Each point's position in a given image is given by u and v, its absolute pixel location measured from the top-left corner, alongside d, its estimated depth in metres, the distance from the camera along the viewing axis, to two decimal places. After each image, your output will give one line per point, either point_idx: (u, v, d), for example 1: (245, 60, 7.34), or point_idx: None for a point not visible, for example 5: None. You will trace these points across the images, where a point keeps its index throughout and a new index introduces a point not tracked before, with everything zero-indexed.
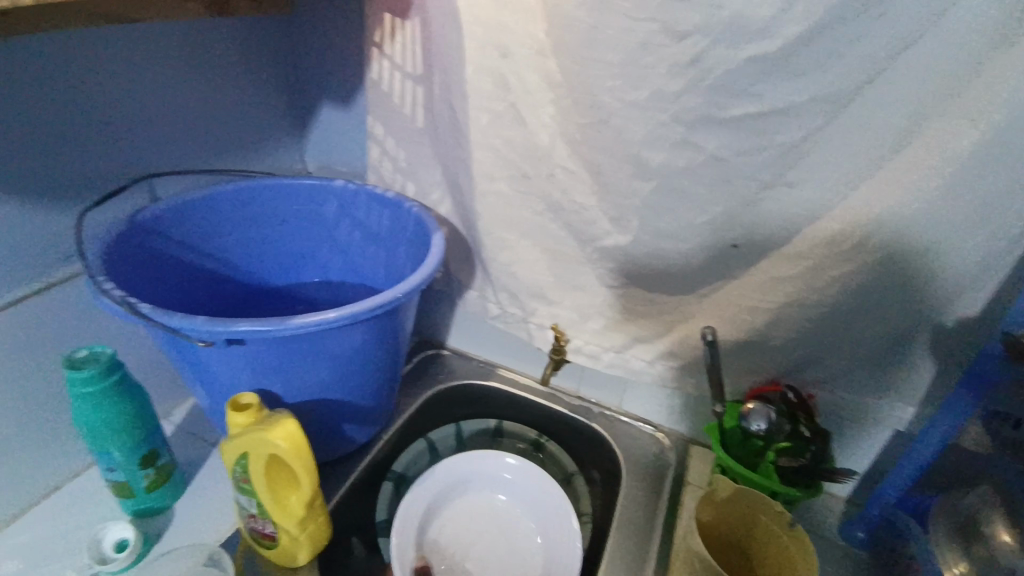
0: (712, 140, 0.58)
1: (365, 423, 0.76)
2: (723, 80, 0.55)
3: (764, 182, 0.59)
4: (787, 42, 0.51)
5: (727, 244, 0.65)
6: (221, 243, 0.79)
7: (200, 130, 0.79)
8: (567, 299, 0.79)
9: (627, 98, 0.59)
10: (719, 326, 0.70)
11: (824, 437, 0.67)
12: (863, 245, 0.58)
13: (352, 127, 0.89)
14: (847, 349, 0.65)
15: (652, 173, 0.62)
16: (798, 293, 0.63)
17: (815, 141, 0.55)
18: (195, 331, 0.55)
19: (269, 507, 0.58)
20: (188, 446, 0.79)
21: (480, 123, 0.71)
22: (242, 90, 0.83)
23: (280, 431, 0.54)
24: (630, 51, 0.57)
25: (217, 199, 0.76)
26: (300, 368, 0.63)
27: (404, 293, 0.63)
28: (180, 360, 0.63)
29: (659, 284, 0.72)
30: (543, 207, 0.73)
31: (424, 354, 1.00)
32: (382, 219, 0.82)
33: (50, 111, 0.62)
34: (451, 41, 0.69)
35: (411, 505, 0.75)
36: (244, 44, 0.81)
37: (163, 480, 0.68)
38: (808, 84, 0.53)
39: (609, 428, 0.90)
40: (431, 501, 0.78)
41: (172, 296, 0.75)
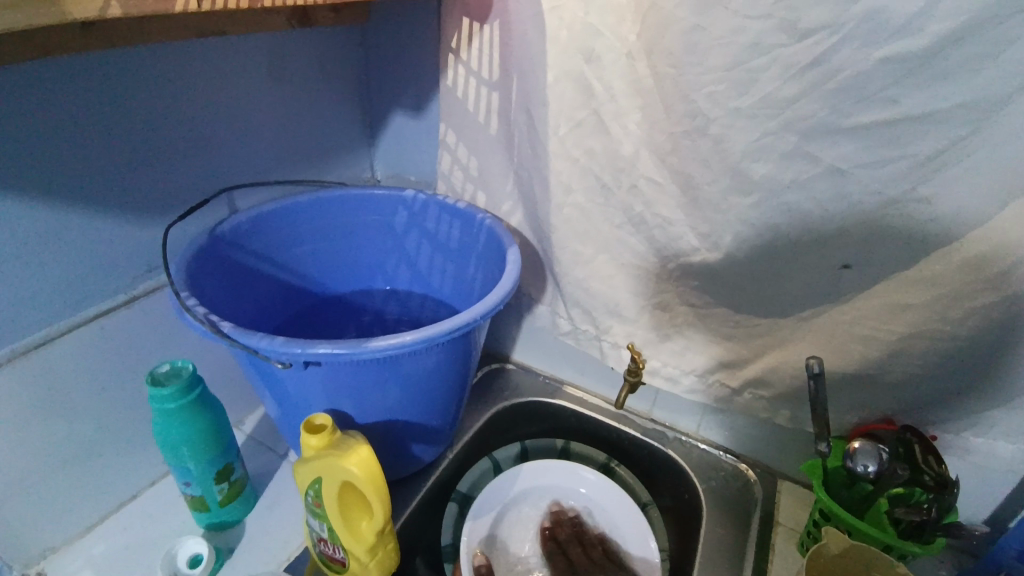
0: (831, 150, 0.52)
1: (432, 442, 0.73)
2: (850, 83, 0.49)
3: (889, 197, 0.52)
4: (934, 39, 0.45)
5: (836, 265, 0.58)
6: (294, 255, 0.79)
7: (277, 142, 0.79)
8: (644, 317, 0.73)
9: (730, 105, 0.54)
10: (823, 355, 0.63)
11: (952, 488, 0.57)
12: (1011, 274, 0.50)
13: (423, 135, 0.87)
14: (984, 390, 0.57)
15: (753, 186, 0.56)
16: (925, 323, 0.56)
17: (959, 152, 0.48)
18: (274, 352, 0.54)
19: (340, 532, 0.57)
20: (256, 457, 0.79)
21: (559, 132, 0.67)
22: (316, 100, 0.82)
23: (355, 457, 0.53)
24: (737, 53, 0.52)
25: (293, 211, 0.76)
26: (374, 389, 0.61)
27: (481, 315, 0.60)
28: (256, 377, 0.63)
29: (753, 305, 0.65)
30: (623, 219, 0.68)
31: (488, 368, 0.96)
32: (451, 231, 0.80)
33: (143, 126, 0.63)
34: (532, 46, 0.65)
35: (480, 511, 0.75)
36: (321, 54, 0.80)
37: (236, 495, 0.68)
38: (956, 87, 0.46)
39: (685, 456, 0.83)
40: (498, 510, 0.77)
41: (249, 308, 0.75)
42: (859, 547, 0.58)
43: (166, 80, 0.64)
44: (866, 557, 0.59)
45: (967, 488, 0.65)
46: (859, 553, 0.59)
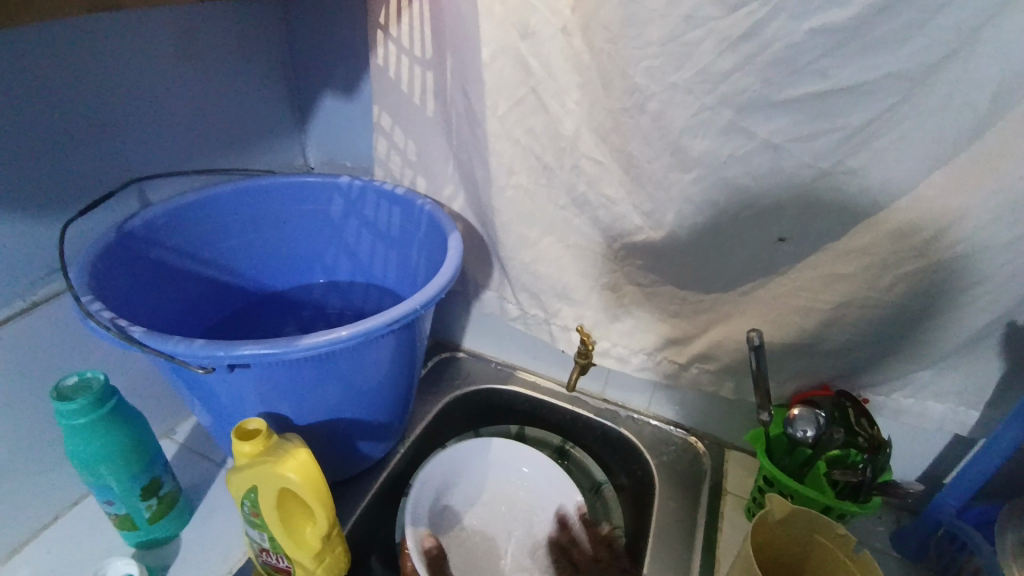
0: (766, 125, 0.52)
1: (381, 438, 0.71)
2: (783, 55, 0.49)
3: (822, 169, 0.53)
4: (861, 9, 0.45)
5: (773, 238, 0.59)
6: (219, 249, 0.74)
7: (194, 126, 0.73)
8: (592, 298, 0.72)
9: (668, 80, 0.53)
10: (764, 328, 0.64)
11: (884, 448, 0.60)
12: (934, 241, 0.52)
13: (357, 118, 0.83)
14: (912, 352, 0.59)
15: (693, 162, 0.56)
16: (857, 291, 0.57)
17: (886, 122, 0.49)
18: (194, 357, 0.50)
19: (282, 541, 0.54)
20: (192, 467, 0.74)
21: (498, 111, 0.65)
22: (236, 82, 0.76)
23: (292, 463, 0.50)
24: (672, 26, 0.51)
25: (215, 202, 0.71)
26: (312, 389, 0.57)
27: (422, 304, 0.57)
28: (179, 383, 0.58)
29: (697, 282, 0.66)
30: (567, 200, 0.67)
31: (439, 358, 0.94)
32: (391, 217, 0.76)
33: (32, 112, 0.56)
34: (465, 20, 0.62)
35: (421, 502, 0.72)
36: (238, 32, 0.74)
37: (168, 509, 0.64)
38: (883, 59, 0.47)
39: (637, 433, 0.84)
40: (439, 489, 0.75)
41: (172, 308, 0.70)
42: (798, 511, 0.60)
43: (55, 61, 0.57)
44: (805, 521, 0.60)
45: (900, 446, 0.69)
46: (798, 518, 0.60)
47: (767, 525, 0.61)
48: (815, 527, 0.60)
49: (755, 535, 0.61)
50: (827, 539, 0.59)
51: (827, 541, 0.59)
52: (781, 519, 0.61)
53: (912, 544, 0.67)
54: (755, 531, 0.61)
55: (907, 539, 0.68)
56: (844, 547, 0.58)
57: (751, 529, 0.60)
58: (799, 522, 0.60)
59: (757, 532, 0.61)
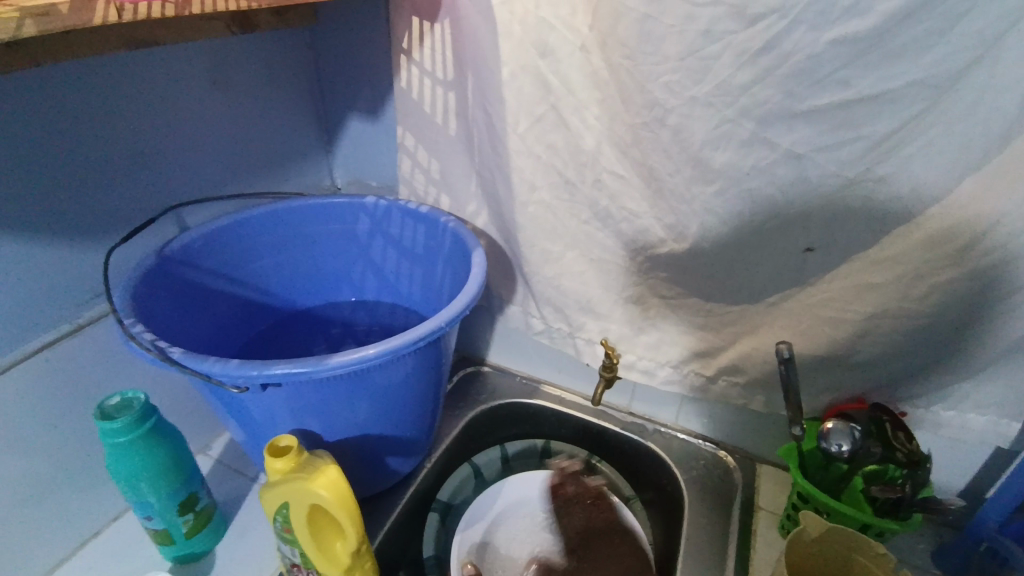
0: (788, 136, 0.52)
1: (409, 453, 0.72)
2: (804, 66, 0.48)
3: (848, 178, 0.52)
4: (882, 18, 0.45)
5: (800, 248, 0.58)
6: (252, 270, 0.76)
7: (227, 152, 0.76)
8: (616, 311, 0.72)
9: (687, 94, 0.53)
10: (793, 339, 0.63)
11: (924, 464, 0.59)
12: (971, 249, 0.50)
13: (382, 139, 0.85)
14: (952, 364, 0.57)
15: (714, 174, 0.56)
16: (890, 302, 0.56)
17: (913, 130, 0.48)
18: (230, 376, 0.52)
19: (313, 556, 0.55)
20: (227, 482, 0.76)
21: (519, 129, 0.66)
22: (267, 109, 0.79)
23: (322, 480, 0.51)
24: (689, 41, 0.51)
25: (247, 225, 0.73)
26: (341, 406, 0.59)
27: (448, 321, 0.58)
28: (215, 402, 0.60)
29: (723, 294, 0.65)
30: (589, 214, 0.67)
31: (465, 372, 0.95)
32: (416, 235, 0.78)
33: (78, 147, 0.60)
34: (485, 42, 0.64)
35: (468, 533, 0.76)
36: (268, 61, 0.77)
37: (204, 524, 0.65)
38: (907, 67, 0.46)
39: (666, 447, 0.83)
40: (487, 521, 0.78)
41: (207, 328, 0.72)
42: (834, 529, 0.58)
43: (99, 97, 0.60)
44: (841, 538, 0.58)
45: (942, 460, 0.66)
46: (834, 535, 0.58)
47: (802, 543, 0.59)
48: (852, 545, 0.58)
49: (791, 554, 0.59)
50: (865, 556, 0.58)
51: (865, 558, 0.58)
52: (816, 537, 0.59)
53: (957, 563, 0.65)
54: (790, 551, 0.59)
55: (951, 557, 0.65)
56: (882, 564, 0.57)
57: (786, 548, 0.59)
58: (836, 540, 0.59)
59: (792, 550, 0.59)
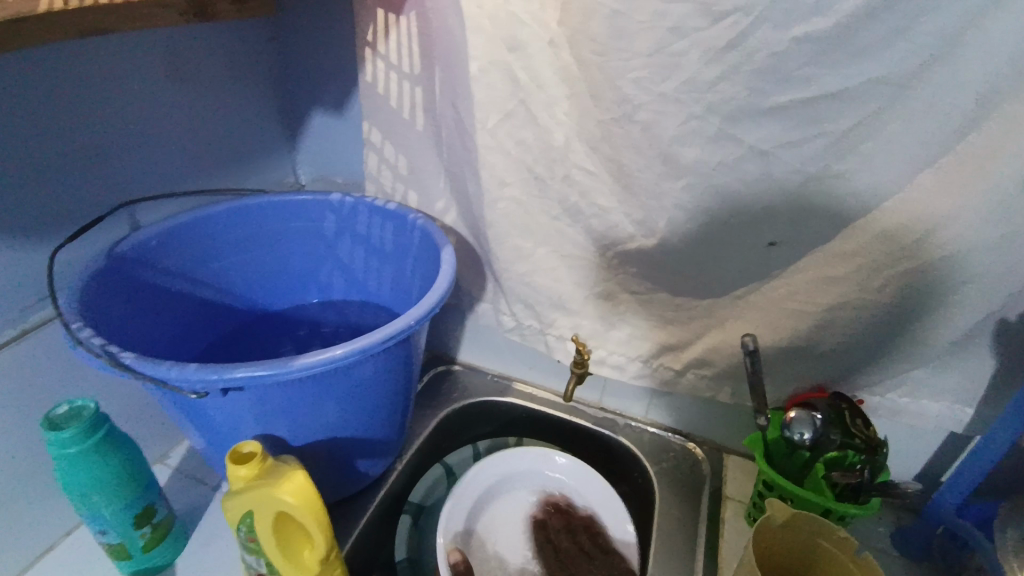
0: (754, 132, 0.53)
1: (380, 455, 0.70)
2: (769, 64, 0.49)
3: (810, 174, 0.54)
4: (843, 18, 0.46)
5: (765, 243, 0.59)
6: (211, 270, 0.73)
7: (183, 147, 0.73)
8: (587, 307, 0.72)
9: (656, 90, 0.54)
10: (759, 332, 0.65)
11: (881, 449, 0.61)
12: (924, 242, 0.53)
13: (347, 134, 0.83)
14: (907, 352, 0.59)
15: (683, 171, 0.57)
16: (850, 294, 0.58)
17: (872, 127, 0.50)
18: (189, 381, 0.49)
19: (281, 565, 0.53)
20: (188, 492, 0.73)
21: (489, 124, 0.65)
22: (225, 102, 0.76)
23: (289, 486, 0.49)
24: (658, 38, 0.52)
25: (205, 222, 0.70)
26: (308, 409, 0.57)
27: (418, 320, 0.57)
28: (173, 408, 0.57)
29: (692, 288, 0.66)
30: (559, 211, 0.67)
31: (436, 371, 0.94)
32: (384, 232, 0.76)
33: (19, 141, 0.56)
34: (453, 36, 0.63)
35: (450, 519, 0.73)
36: (226, 51, 0.74)
37: (163, 536, 0.62)
38: (866, 66, 0.47)
39: (637, 441, 0.84)
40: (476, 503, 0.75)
41: (163, 331, 0.69)
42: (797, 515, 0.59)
43: (48, 89, 0.57)
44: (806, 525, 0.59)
45: (899, 445, 0.69)
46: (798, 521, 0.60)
47: (768, 531, 0.61)
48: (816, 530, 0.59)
49: (757, 543, 0.61)
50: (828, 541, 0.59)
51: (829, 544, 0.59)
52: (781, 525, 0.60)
53: (914, 543, 0.68)
54: (757, 539, 0.60)
55: (907, 538, 0.68)
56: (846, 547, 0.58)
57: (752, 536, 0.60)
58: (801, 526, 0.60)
59: (758, 539, 0.61)
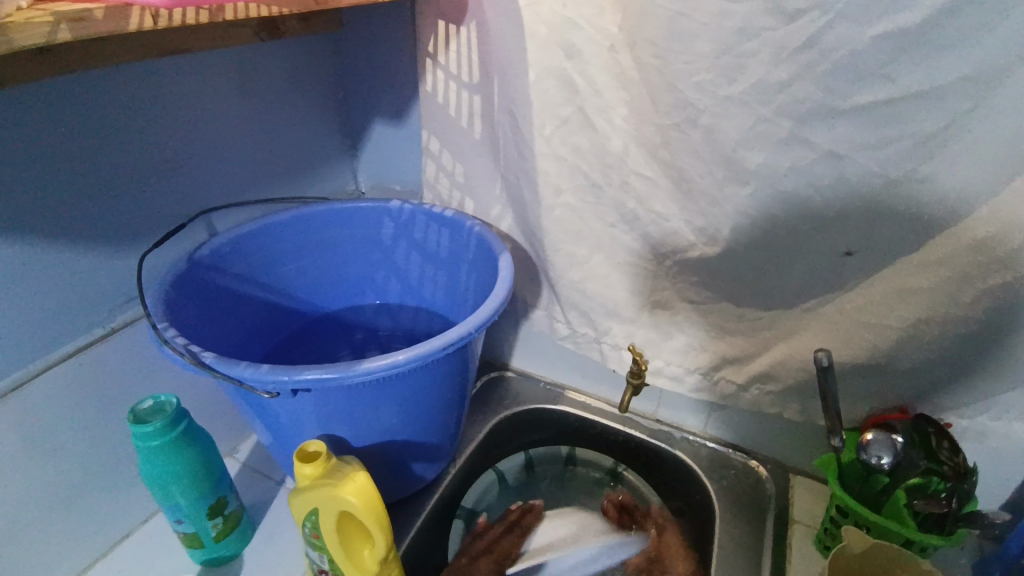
0: (826, 135, 0.50)
1: (433, 459, 0.71)
2: (844, 63, 0.47)
3: (890, 179, 0.50)
4: (928, 12, 0.43)
5: (838, 252, 0.56)
6: (278, 274, 0.77)
7: (255, 158, 0.77)
8: (644, 316, 0.71)
9: (720, 93, 0.52)
10: (830, 346, 0.61)
11: (970, 478, 0.56)
12: (1022, 253, 0.48)
13: (406, 143, 0.85)
14: (1002, 372, 0.54)
15: (748, 176, 0.55)
16: (936, 307, 0.53)
17: (961, 127, 0.46)
18: (260, 382, 0.52)
19: (342, 564, 0.54)
20: (253, 486, 0.77)
21: (546, 131, 0.65)
22: (293, 115, 0.80)
23: (352, 486, 0.51)
24: (723, 39, 0.50)
25: (274, 229, 0.74)
26: (369, 411, 0.58)
27: (475, 327, 0.58)
28: (243, 406, 0.60)
29: (755, 297, 0.63)
30: (616, 217, 0.66)
31: (488, 377, 0.94)
32: (440, 239, 0.78)
33: (114, 154, 0.61)
34: (511, 44, 0.63)
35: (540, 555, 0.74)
36: (294, 66, 0.78)
37: (231, 528, 0.66)
38: (954, 62, 0.44)
39: (694, 456, 0.81)
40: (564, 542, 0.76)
41: (235, 332, 0.73)
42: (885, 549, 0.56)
43: (132, 103, 0.61)
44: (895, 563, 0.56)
45: (988, 472, 0.63)
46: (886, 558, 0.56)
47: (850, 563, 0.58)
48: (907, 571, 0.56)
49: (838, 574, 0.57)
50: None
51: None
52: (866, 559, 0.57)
53: None
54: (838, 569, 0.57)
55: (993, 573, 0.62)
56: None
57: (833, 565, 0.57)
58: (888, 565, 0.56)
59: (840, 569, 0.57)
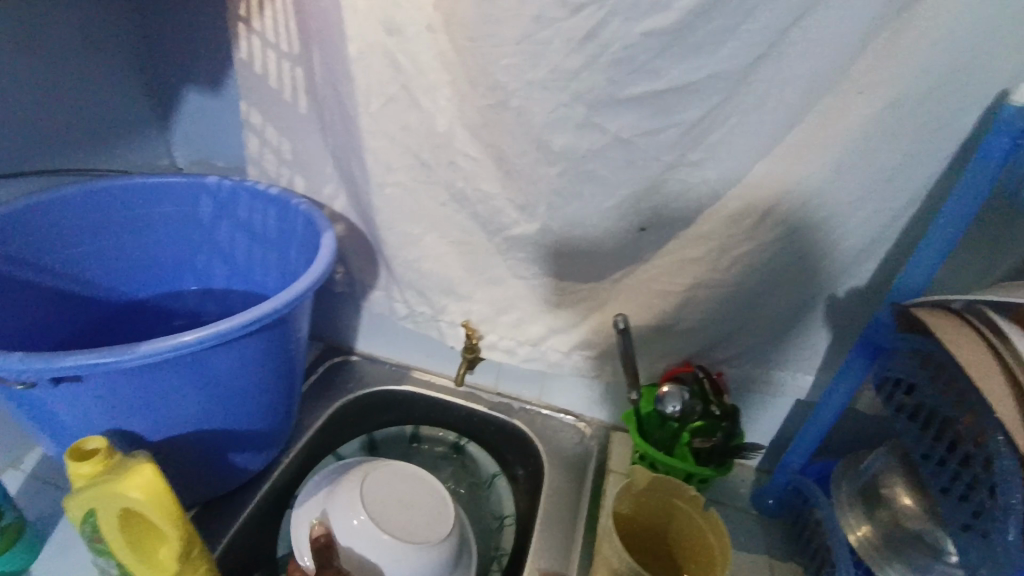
0: (615, 121, 0.56)
1: (259, 448, 0.67)
2: (622, 56, 0.53)
3: (669, 164, 0.58)
4: (681, 16, 0.50)
5: (636, 228, 0.63)
6: (64, 257, 0.67)
7: (29, 123, 0.66)
8: (477, 292, 0.74)
9: (525, 78, 0.56)
10: (633, 313, 0.69)
11: (734, 416, 0.66)
12: (762, 223, 0.58)
13: (226, 114, 0.79)
14: (756, 326, 0.66)
15: (556, 157, 0.59)
16: (705, 274, 0.62)
17: (716, 119, 0.54)
18: (17, 372, 0.45)
19: (133, 565, 0.50)
20: (43, 498, 0.67)
21: (370, 107, 0.64)
22: (81, 75, 0.70)
23: (134, 481, 0.46)
24: (523, 26, 0.53)
25: (57, 205, 0.64)
26: (170, 398, 0.54)
27: (287, 303, 0.56)
28: (9, 404, 0.53)
29: (574, 272, 0.69)
30: (446, 196, 0.68)
31: (331, 362, 0.92)
32: (266, 217, 0.74)
33: None
34: (329, 15, 0.62)
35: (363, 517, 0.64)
36: (80, 19, 0.69)
37: (9, 540, 0.58)
38: (706, 61, 0.52)
39: (531, 423, 0.86)
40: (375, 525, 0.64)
41: (7, 323, 0.63)
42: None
43: None
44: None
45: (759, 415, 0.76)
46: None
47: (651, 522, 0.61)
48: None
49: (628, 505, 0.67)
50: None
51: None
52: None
53: (770, 504, 0.74)
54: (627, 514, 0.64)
55: (764, 499, 0.74)
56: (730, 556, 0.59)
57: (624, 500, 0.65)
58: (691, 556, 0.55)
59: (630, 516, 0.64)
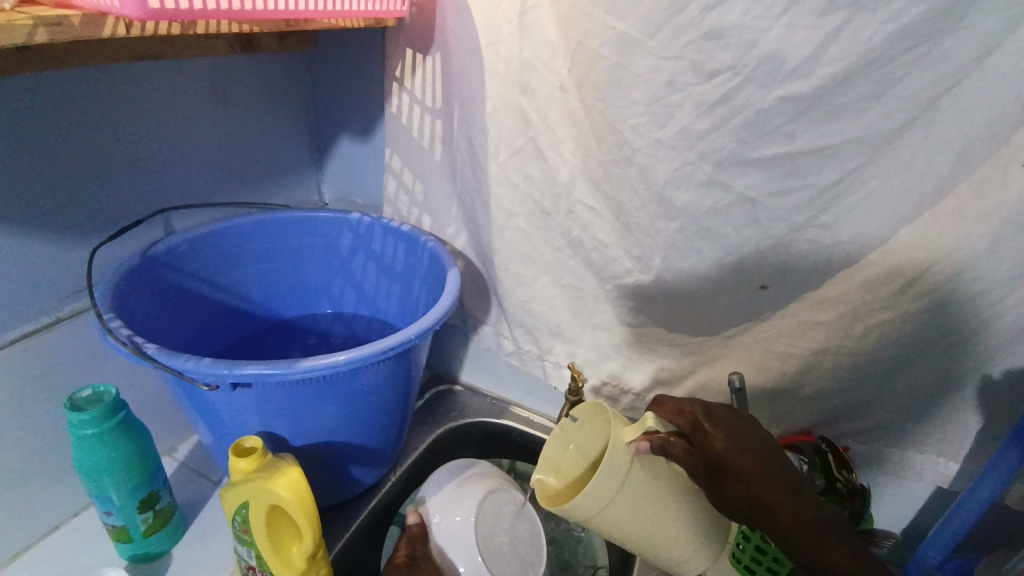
0: (742, 180, 0.56)
1: (374, 464, 0.73)
2: (754, 119, 0.53)
3: (798, 223, 0.56)
4: (821, 82, 0.50)
5: (755, 286, 0.62)
6: (232, 276, 0.78)
7: (218, 164, 0.79)
8: (584, 337, 0.75)
9: (652, 136, 0.58)
10: (747, 372, 0.66)
11: (864, 497, 0.60)
12: (905, 291, 0.54)
13: (370, 159, 0.88)
14: (890, 400, 0.61)
15: (676, 212, 0.60)
16: (833, 340, 0.59)
17: (854, 183, 0.53)
18: (202, 374, 0.54)
19: (269, 558, 0.56)
20: (190, 484, 0.77)
21: (500, 158, 0.70)
22: (262, 124, 0.83)
23: (283, 480, 0.52)
24: (655, 89, 0.56)
25: (232, 231, 0.76)
26: (311, 410, 0.60)
27: (417, 335, 0.60)
28: (185, 400, 0.62)
29: (686, 325, 0.68)
30: (562, 242, 0.71)
31: (437, 390, 0.97)
32: (397, 252, 0.81)
33: (77, 145, 0.63)
34: (472, 76, 0.68)
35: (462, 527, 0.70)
36: (267, 78, 0.82)
37: (162, 524, 0.66)
38: (846, 126, 0.51)
39: None
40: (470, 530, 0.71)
41: (184, 329, 0.74)
42: (661, 489, 0.55)
43: (99, 103, 0.64)
44: (733, 489, 0.51)
45: (884, 496, 0.69)
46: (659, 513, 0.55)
47: (646, 480, 0.54)
48: (724, 480, 0.51)
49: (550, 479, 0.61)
50: (765, 495, 0.50)
51: (716, 433, 0.51)
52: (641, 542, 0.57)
53: None
54: (632, 503, 0.54)
55: None
56: (619, 435, 0.54)
57: (603, 500, 0.53)
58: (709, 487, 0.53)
59: (635, 495, 0.54)
